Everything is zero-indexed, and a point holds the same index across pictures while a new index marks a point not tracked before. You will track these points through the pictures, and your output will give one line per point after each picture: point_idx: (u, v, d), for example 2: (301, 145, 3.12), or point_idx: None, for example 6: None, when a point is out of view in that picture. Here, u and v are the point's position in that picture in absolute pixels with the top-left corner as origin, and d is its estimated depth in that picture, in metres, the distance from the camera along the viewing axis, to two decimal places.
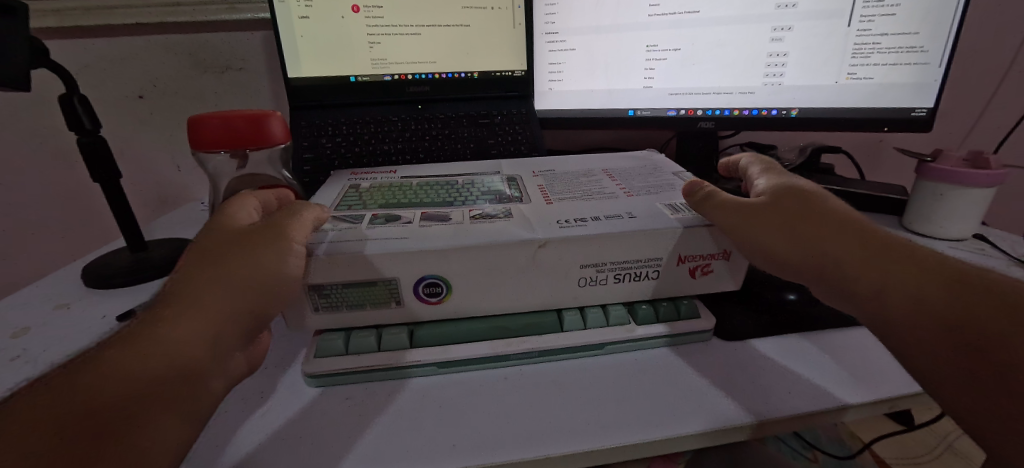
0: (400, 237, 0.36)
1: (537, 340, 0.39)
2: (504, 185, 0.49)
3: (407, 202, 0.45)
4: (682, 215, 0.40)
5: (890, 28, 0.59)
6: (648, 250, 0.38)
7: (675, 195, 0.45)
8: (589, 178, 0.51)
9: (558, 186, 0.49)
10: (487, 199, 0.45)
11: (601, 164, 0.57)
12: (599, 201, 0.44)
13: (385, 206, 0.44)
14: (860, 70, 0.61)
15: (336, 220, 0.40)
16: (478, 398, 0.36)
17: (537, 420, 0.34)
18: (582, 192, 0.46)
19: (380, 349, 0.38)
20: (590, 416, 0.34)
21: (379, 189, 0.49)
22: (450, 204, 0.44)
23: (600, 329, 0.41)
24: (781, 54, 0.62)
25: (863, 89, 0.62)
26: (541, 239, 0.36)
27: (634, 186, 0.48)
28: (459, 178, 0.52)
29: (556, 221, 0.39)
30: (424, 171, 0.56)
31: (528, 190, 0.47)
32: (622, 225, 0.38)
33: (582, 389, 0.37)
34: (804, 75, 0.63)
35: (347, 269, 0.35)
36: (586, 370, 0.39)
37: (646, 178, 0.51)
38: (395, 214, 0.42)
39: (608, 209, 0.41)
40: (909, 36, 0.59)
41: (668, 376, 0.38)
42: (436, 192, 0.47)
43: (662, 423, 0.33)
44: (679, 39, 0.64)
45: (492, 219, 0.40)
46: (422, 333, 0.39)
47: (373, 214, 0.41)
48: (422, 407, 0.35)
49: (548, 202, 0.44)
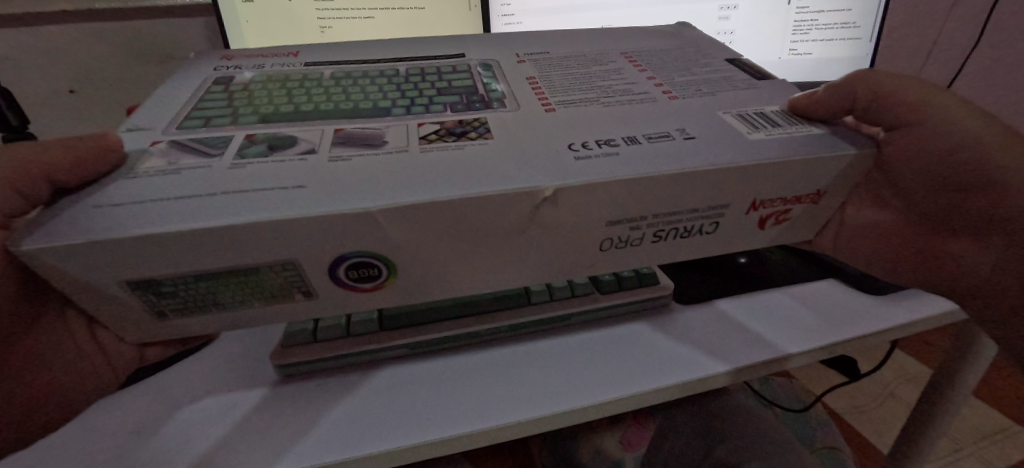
0: (291, 187, 0.23)
1: (507, 315, 0.41)
2: (475, 78, 0.33)
3: (307, 104, 0.29)
4: (766, 136, 0.26)
5: (827, 5, 0.63)
6: (705, 197, 0.26)
7: (751, 99, 0.30)
8: (607, 66, 0.34)
9: (566, 84, 0.32)
10: (435, 111, 0.29)
11: (623, 43, 0.38)
12: (629, 115, 0.28)
13: (263, 121, 0.27)
14: (800, 46, 0.65)
15: (171, 150, 0.24)
16: (455, 373, 0.37)
17: (513, 390, 0.36)
18: (599, 94, 0.31)
19: (348, 334, 0.38)
20: (564, 383, 0.36)
21: (263, 82, 0.31)
22: (367, 119, 0.28)
23: (567, 299, 0.42)
24: (728, 32, 0.65)
25: (804, 64, 0.66)
26: (546, 184, 0.23)
27: (678, 83, 0.32)
28: (404, 64, 0.35)
29: (570, 153, 0.25)
30: (333, 55, 0.36)
31: (517, 88, 0.32)
32: (668, 159, 0.25)
33: (554, 357, 0.39)
34: (748, 52, 0.66)
35: (207, 242, 0.21)
36: (555, 339, 0.41)
37: (701, 66, 0.34)
38: (285, 132, 0.26)
39: (647, 126, 0.27)
40: (843, 12, 0.63)
41: (633, 338, 0.41)
42: (354, 90, 0.31)
43: (631, 382, 0.36)
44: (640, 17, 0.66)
45: (457, 140, 0.26)
46: (390, 315, 0.39)
47: (242, 136, 0.26)
48: (401, 387, 0.36)
49: (547, 108, 0.29)
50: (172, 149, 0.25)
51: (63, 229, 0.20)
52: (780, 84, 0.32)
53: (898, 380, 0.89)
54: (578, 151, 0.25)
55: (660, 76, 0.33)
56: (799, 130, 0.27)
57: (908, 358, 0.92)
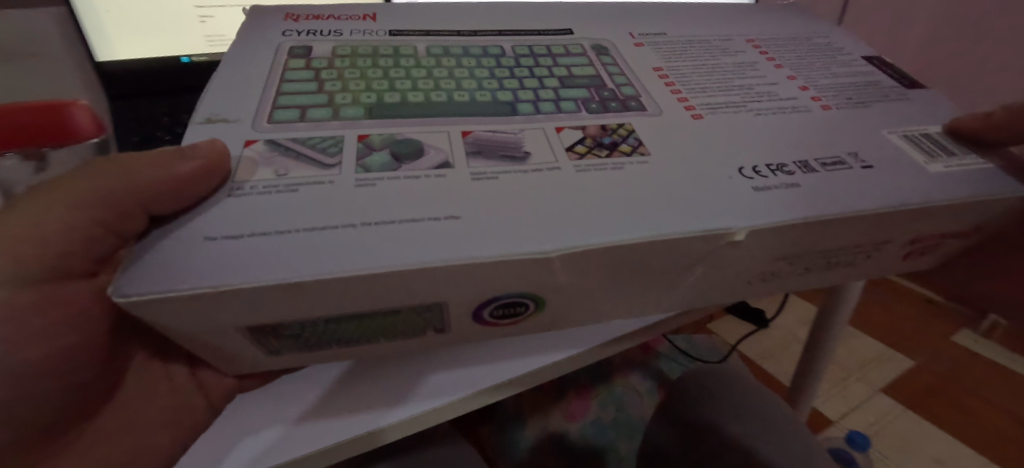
0: (442, 217, 0.18)
1: None
2: (598, 67, 0.28)
3: (415, 91, 0.24)
4: (946, 168, 0.25)
5: None
6: (876, 233, 0.24)
7: (900, 117, 0.28)
8: (737, 59, 0.31)
9: (702, 82, 0.28)
10: (570, 111, 0.25)
11: (738, 26, 0.35)
12: (786, 128, 0.26)
13: (374, 116, 0.22)
14: None
15: (275, 157, 0.20)
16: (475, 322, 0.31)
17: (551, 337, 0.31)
18: (740, 97, 0.28)
19: None
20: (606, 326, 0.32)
21: (349, 57, 0.26)
22: (497, 118, 0.24)
23: None
24: None
25: None
26: (739, 224, 0.20)
27: (822, 89, 0.29)
28: (505, 38, 0.29)
29: (744, 181, 0.22)
30: (417, 19, 0.30)
31: (649, 85, 0.28)
32: (853, 196, 0.22)
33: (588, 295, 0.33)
34: None
35: (348, 289, 0.17)
36: None
37: (835, 65, 0.32)
38: (405, 134, 0.21)
39: (812, 147, 0.25)
40: None
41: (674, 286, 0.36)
42: (463, 74, 0.26)
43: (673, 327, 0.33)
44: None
45: (612, 155, 0.22)
46: None
47: (356, 138, 0.21)
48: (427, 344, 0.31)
49: (695, 116, 0.26)
50: (277, 156, 0.20)
51: (173, 278, 0.15)
52: (924, 95, 0.30)
53: (799, 325, 0.94)
54: (753, 179, 0.22)
55: (800, 77, 0.30)
56: (970, 162, 0.25)
57: (804, 303, 0.98)
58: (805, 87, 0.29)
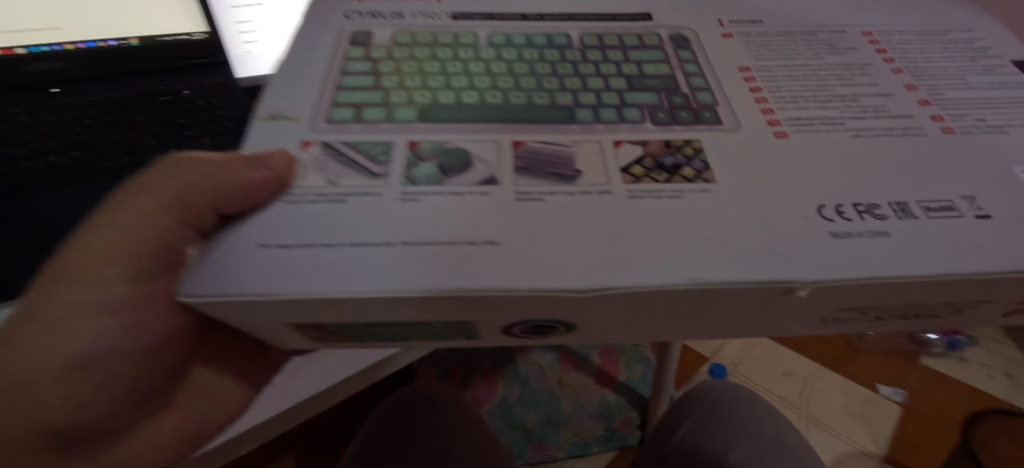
0: (481, 242, 0.18)
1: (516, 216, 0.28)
2: (673, 65, 0.25)
3: (469, 91, 0.23)
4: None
5: None
6: (978, 294, 0.20)
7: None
8: (845, 59, 0.26)
9: (796, 88, 0.25)
10: (635, 121, 0.23)
11: (857, 12, 0.30)
12: (889, 156, 0.22)
13: (426, 120, 0.22)
14: None
15: (328, 161, 0.20)
16: None
17: None
18: (839, 111, 0.24)
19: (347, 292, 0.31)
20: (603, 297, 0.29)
21: (407, 48, 0.25)
22: (555, 126, 0.22)
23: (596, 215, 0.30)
24: None
25: None
26: (806, 280, 0.18)
27: (948, 106, 0.25)
28: (574, 24, 0.27)
29: (822, 223, 0.19)
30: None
31: (732, 91, 0.24)
32: (957, 253, 0.19)
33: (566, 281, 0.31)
34: None
35: (382, 305, 0.17)
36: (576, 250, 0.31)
37: (973, 72, 0.26)
38: (454, 142, 0.21)
39: (918, 184, 0.21)
40: None
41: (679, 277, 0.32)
42: (523, 70, 0.24)
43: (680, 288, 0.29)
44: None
45: (672, 181, 0.20)
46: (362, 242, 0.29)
47: (406, 145, 0.21)
48: None
49: (778, 134, 0.23)
50: (330, 161, 0.20)
51: (234, 284, 0.17)
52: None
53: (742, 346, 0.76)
54: (833, 222, 0.19)
55: (922, 87, 0.25)
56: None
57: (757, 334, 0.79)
58: (925, 103, 0.25)
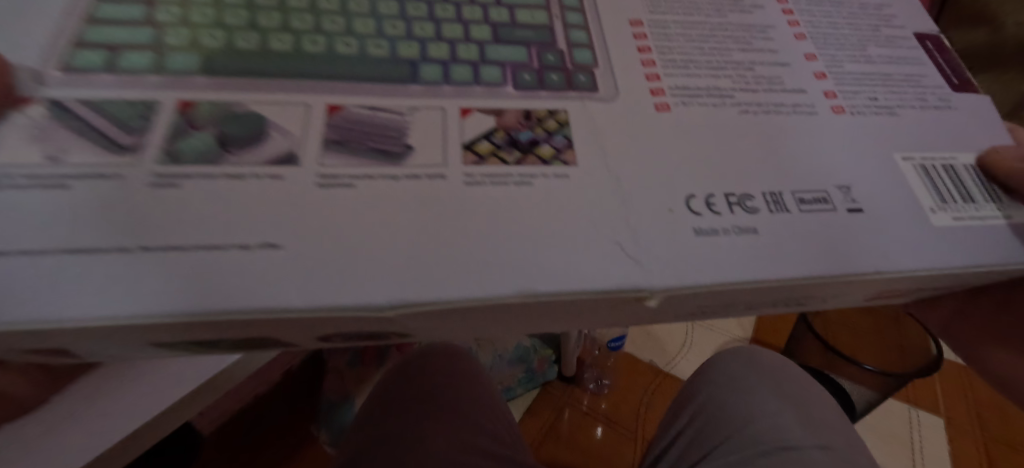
0: (256, 245, 0.14)
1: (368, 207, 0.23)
2: (552, 13, 0.21)
3: (280, 33, 0.18)
4: (953, 220, 0.20)
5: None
6: (838, 292, 0.19)
7: (925, 135, 0.22)
8: (748, 18, 0.23)
9: (690, 51, 0.21)
10: (495, 83, 0.18)
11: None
12: (775, 138, 0.20)
13: (212, 72, 0.17)
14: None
15: (53, 130, 0.15)
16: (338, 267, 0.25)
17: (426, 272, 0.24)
18: (732, 81, 0.21)
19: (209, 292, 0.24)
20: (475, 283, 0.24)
21: None
22: (391, 86, 0.18)
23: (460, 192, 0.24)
24: None
25: None
26: (658, 288, 0.15)
27: (842, 80, 0.22)
28: None
29: (688, 216, 0.17)
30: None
31: (616, 48, 0.21)
32: (818, 252, 0.17)
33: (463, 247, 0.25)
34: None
35: (116, 332, 0.13)
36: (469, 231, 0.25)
37: (872, 41, 0.24)
38: (244, 104, 0.16)
39: (795, 172, 0.19)
40: None
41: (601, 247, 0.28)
42: (359, 7, 0.19)
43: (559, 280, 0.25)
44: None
45: (525, 163, 0.17)
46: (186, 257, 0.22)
47: (175, 105, 0.16)
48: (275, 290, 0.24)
49: (659, 105, 0.20)
50: (55, 127, 0.15)
51: None
52: (967, 107, 0.23)
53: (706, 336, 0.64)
54: (700, 215, 0.17)
55: (821, 57, 0.23)
56: (982, 217, 0.20)
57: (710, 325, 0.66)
58: (821, 76, 0.22)
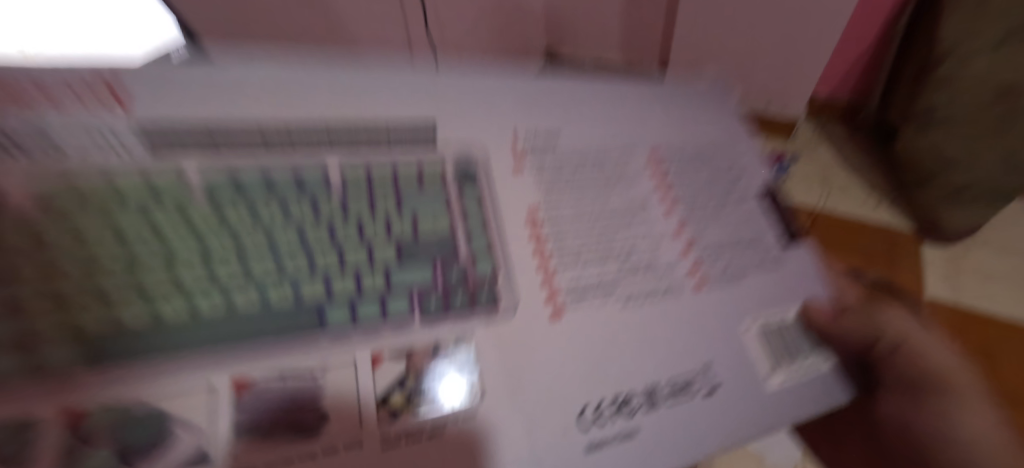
0: None
1: None
2: (455, 214, 0.22)
3: (162, 299, 0.17)
4: (786, 379, 0.25)
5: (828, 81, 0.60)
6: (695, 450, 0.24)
7: (765, 298, 0.27)
8: (629, 197, 0.27)
9: (582, 247, 0.24)
10: (400, 318, 0.20)
11: (643, 125, 0.30)
12: (652, 331, 0.24)
13: (94, 364, 0.16)
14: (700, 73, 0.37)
15: None
16: None
17: None
18: (617, 272, 0.24)
19: None
20: None
21: (47, 205, 0.16)
22: (299, 341, 0.18)
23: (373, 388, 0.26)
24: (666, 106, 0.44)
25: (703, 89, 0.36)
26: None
27: (705, 251, 0.27)
28: (335, 154, 0.21)
29: (580, 434, 0.20)
30: (196, 104, 0.20)
31: (515, 248, 0.23)
32: (678, 442, 0.22)
33: None
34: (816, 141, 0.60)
35: None
36: None
37: (725, 208, 0.29)
38: (139, 402, 0.16)
39: (667, 363, 0.23)
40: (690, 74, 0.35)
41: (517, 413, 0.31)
42: (254, 243, 0.18)
43: None
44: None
45: (435, 410, 0.19)
46: None
47: (57, 420, 0.15)
48: None
49: (555, 311, 0.22)
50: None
51: None
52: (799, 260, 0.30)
53: None
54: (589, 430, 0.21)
55: (687, 230, 0.27)
56: (808, 370, 0.26)
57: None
58: (687, 251, 0.27)
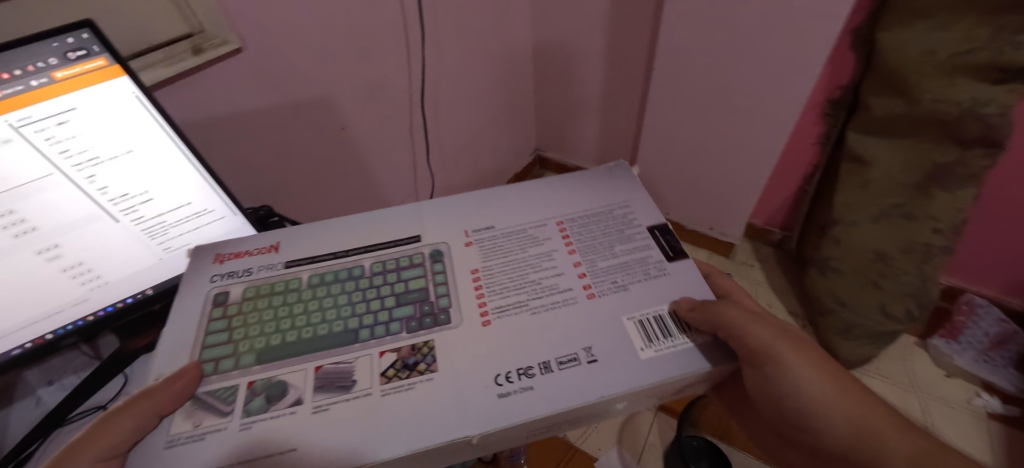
0: (286, 451, 0.32)
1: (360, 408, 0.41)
2: (426, 277, 0.40)
3: (290, 331, 0.38)
4: (655, 353, 0.35)
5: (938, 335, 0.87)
6: (602, 409, 0.34)
7: (645, 300, 0.38)
8: (541, 248, 0.42)
9: (504, 282, 0.40)
10: (394, 333, 0.37)
11: (560, 203, 0.46)
12: (547, 328, 0.37)
13: (263, 362, 0.36)
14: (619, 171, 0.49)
15: (193, 410, 0.34)
16: None
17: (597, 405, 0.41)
18: (527, 294, 0.39)
19: None
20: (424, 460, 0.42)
21: (252, 300, 0.40)
22: (345, 348, 0.37)
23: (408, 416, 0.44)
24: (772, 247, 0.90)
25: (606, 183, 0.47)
26: (472, 435, 0.32)
27: (596, 275, 0.40)
28: (367, 261, 0.42)
29: (495, 388, 0.34)
30: (308, 246, 0.43)
31: (460, 289, 0.39)
32: (570, 393, 0.33)
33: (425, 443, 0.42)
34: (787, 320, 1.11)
35: None
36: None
37: (619, 242, 0.42)
38: (277, 376, 0.35)
39: (560, 346, 0.35)
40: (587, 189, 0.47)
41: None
42: (328, 303, 0.40)
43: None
44: (46, 202, 0.35)
45: (411, 379, 0.34)
46: None
47: (247, 384, 0.35)
48: None
49: (484, 320, 0.37)
50: (195, 408, 0.34)
51: None
52: (687, 270, 0.40)
53: None
54: (501, 386, 0.34)
55: (583, 263, 0.40)
56: (669, 347, 0.35)
57: None
58: (583, 275, 0.40)
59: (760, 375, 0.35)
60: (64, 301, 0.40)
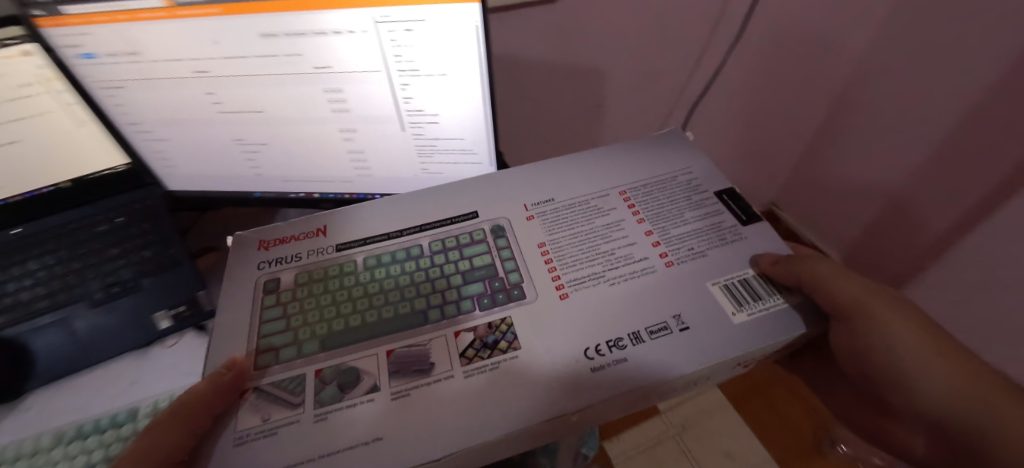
0: (370, 440, 0.29)
1: None
2: (492, 253, 0.38)
3: (353, 315, 0.35)
4: (748, 317, 0.33)
5: None
6: (695, 378, 0.33)
7: (726, 266, 0.36)
8: (608, 219, 0.40)
9: (574, 254, 0.38)
10: (464, 312, 0.35)
11: (620, 172, 0.44)
12: (628, 298, 0.35)
13: (327, 349, 0.33)
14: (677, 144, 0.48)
15: (259, 403, 0.31)
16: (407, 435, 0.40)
17: None
18: (601, 265, 0.37)
19: None
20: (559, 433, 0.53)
21: (306, 285, 0.37)
22: (413, 329, 0.34)
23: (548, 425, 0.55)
24: None
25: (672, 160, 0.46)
26: (570, 412, 0.30)
27: (672, 242, 0.38)
28: (424, 239, 0.40)
29: (586, 362, 0.32)
30: (357, 228, 0.41)
31: (529, 262, 0.37)
32: (665, 364, 0.31)
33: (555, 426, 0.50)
34: None
35: None
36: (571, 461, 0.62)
37: (689, 209, 0.40)
38: (346, 363, 0.33)
39: (648, 315, 0.34)
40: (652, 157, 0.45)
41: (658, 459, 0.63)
42: (390, 285, 0.37)
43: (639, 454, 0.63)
44: (363, 91, 0.41)
45: (493, 357, 0.32)
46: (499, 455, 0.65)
47: (315, 373, 0.32)
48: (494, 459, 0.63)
49: (560, 292, 0.35)
50: (261, 401, 0.31)
51: None
52: (765, 234, 0.38)
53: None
54: (592, 359, 0.32)
55: (655, 231, 0.39)
56: (760, 311, 0.34)
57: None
58: (657, 244, 0.38)
59: (851, 334, 0.34)
60: (339, 173, 0.48)
